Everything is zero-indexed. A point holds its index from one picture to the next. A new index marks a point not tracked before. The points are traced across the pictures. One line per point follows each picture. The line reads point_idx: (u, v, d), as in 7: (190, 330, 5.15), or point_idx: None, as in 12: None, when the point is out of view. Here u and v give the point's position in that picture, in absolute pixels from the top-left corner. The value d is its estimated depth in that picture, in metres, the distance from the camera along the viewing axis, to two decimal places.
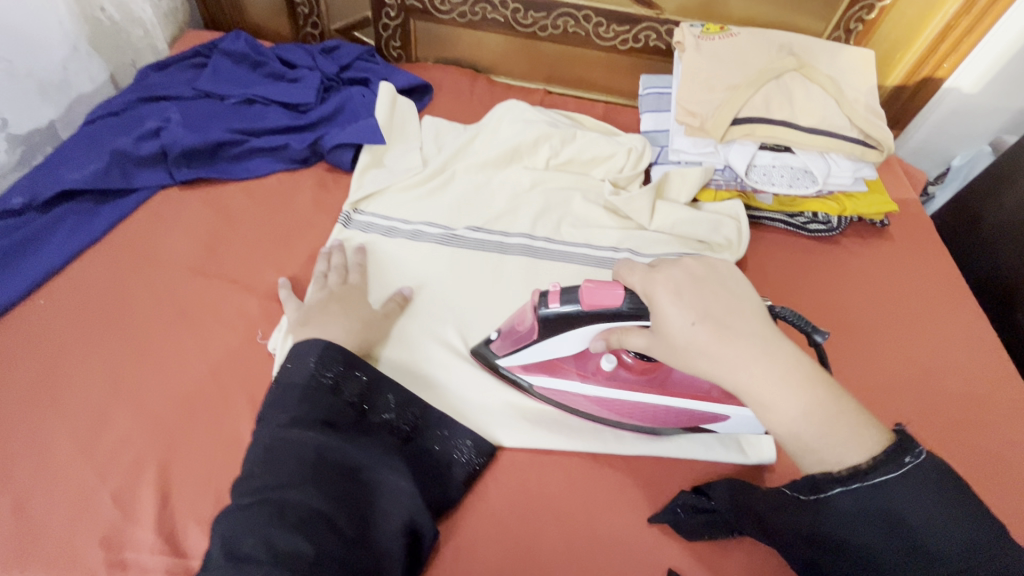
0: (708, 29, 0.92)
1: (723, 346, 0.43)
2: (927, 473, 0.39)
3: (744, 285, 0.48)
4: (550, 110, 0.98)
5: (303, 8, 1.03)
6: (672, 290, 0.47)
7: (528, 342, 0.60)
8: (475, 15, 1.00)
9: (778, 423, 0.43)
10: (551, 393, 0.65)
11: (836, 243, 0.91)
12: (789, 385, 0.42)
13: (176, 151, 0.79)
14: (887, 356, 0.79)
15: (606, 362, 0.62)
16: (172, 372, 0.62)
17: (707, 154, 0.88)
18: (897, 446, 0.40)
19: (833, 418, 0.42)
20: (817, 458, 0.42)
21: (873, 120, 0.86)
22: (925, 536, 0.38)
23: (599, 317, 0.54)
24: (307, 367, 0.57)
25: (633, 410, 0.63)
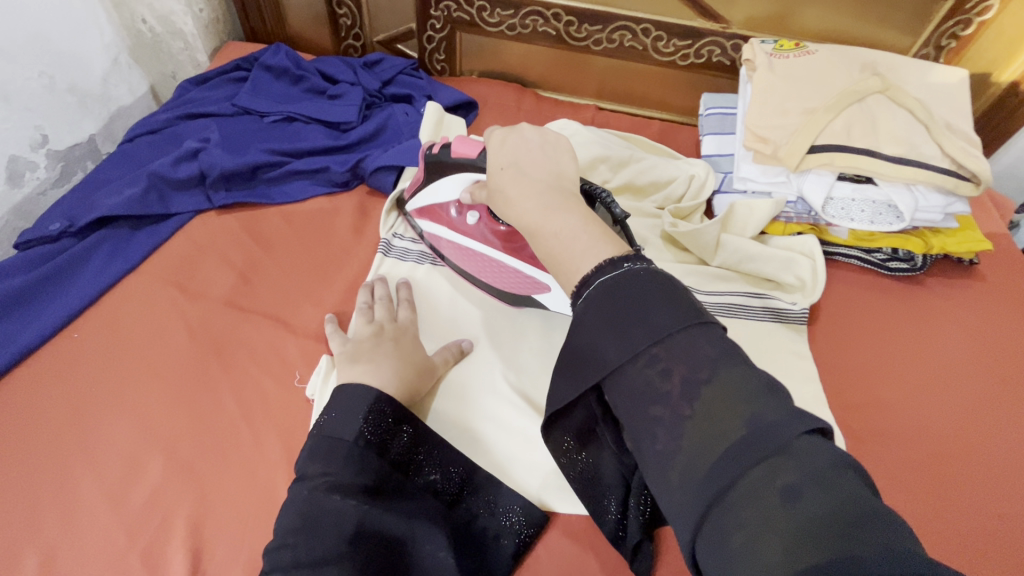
0: (782, 45, 0.84)
1: (515, 183, 0.47)
2: (677, 289, 0.36)
3: (569, 158, 0.50)
4: (602, 129, 0.92)
5: (346, 20, 0.99)
6: (502, 141, 0.51)
7: (420, 185, 0.69)
8: (526, 28, 0.95)
9: (555, 247, 0.42)
10: (438, 234, 0.72)
11: (919, 282, 0.83)
12: (556, 212, 0.44)
13: (215, 173, 0.75)
14: (982, 413, 0.71)
15: (469, 216, 0.67)
16: (205, 418, 0.59)
17: (777, 183, 0.80)
18: (622, 256, 0.39)
19: (608, 237, 0.42)
20: (570, 271, 0.41)
21: (968, 149, 0.77)
22: (639, 338, 0.35)
23: (463, 165, 0.61)
24: (355, 422, 0.51)
25: (502, 277, 0.68)
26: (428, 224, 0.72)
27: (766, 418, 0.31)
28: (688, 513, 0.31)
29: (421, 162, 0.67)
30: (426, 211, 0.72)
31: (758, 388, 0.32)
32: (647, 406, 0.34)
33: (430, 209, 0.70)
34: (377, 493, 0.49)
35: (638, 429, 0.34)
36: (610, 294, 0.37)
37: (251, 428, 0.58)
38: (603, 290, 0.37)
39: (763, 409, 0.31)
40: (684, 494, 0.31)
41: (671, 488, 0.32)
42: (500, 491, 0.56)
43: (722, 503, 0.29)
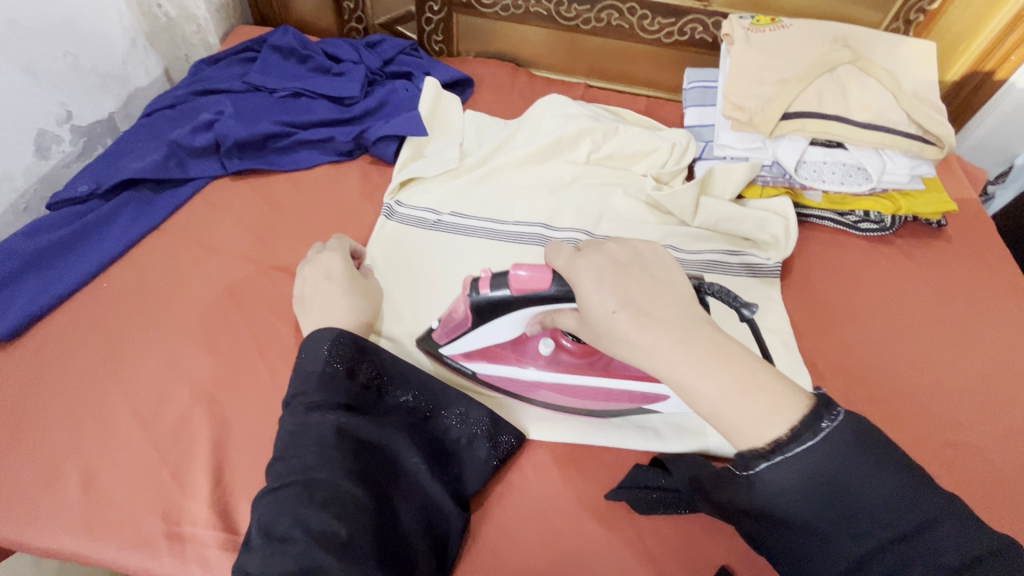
0: (758, 20, 0.89)
1: (644, 334, 0.40)
2: (841, 424, 0.37)
3: (677, 272, 0.45)
4: (591, 104, 0.98)
5: (348, 3, 1.05)
6: (593, 276, 0.44)
7: (465, 332, 0.62)
8: (518, 8, 1.00)
9: (729, 419, 0.39)
10: (503, 380, 0.67)
11: (889, 243, 0.88)
12: (710, 367, 0.39)
13: (229, 142, 0.81)
14: (942, 358, 0.76)
15: (542, 346, 0.65)
16: (225, 356, 0.65)
17: (754, 149, 0.85)
18: (812, 412, 0.38)
19: (775, 406, 0.38)
20: (742, 434, 0.39)
21: (933, 115, 0.82)
22: (817, 477, 0.37)
23: (532, 300, 0.54)
24: (320, 354, 0.58)
25: (609, 398, 0.66)
26: (482, 367, 0.67)
27: (903, 496, 0.36)
28: None
29: (460, 307, 0.60)
30: (474, 351, 0.66)
31: (893, 466, 0.37)
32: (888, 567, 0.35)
33: (485, 351, 0.66)
34: (351, 411, 0.56)
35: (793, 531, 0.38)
36: (806, 469, 0.37)
37: (267, 364, 0.65)
38: (798, 465, 0.37)
39: (903, 489, 0.37)
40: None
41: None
42: (466, 407, 0.62)
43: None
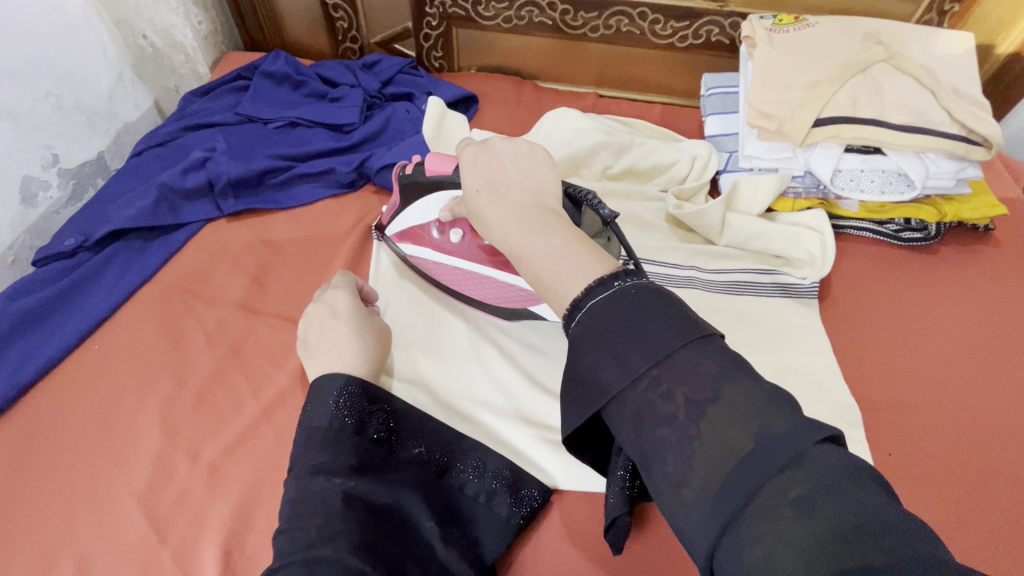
0: (781, 19, 0.83)
1: (491, 205, 0.42)
2: (672, 300, 0.34)
3: (551, 169, 0.45)
4: (603, 116, 0.92)
5: (342, 23, 1.00)
6: (483, 159, 0.45)
7: (396, 208, 0.70)
8: (521, 19, 0.95)
9: (543, 268, 0.38)
10: (424, 263, 0.71)
11: (934, 251, 0.82)
12: (539, 230, 0.39)
13: (223, 181, 0.76)
14: (1006, 378, 0.70)
15: (452, 235, 0.66)
16: (229, 421, 0.60)
17: (783, 159, 0.80)
18: (612, 273, 0.36)
19: (593, 262, 0.37)
20: (557, 295, 0.37)
21: (978, 113, 0.76)
22: (634, 353, 0.32)
23: (438, 183, 0.63)
24: (326, 407, 0.53)
25: (504, 292, 0.66)
26: (411, 248, 0.71)
27: (771, 429, 0.29)
28: (705, 531, 0.29)
29: (395, 184, 0.69)
30: (407, 235, 0.71)
31: (766, 400, 0.30)
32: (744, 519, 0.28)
33: (411, 233, 0.70)
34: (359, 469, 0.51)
35: (647, 449, 0.32)
36: (611, 317, 0.34)
37: (274, 426, 0.60)
38: (596, 315, 0.34)
39: (771, 421, 0.29)
40: (696, 515, 0.29)
41: (685, 506, 0.30)
42: (482, 457, 0.57)
43: (744, 520, 0.28)
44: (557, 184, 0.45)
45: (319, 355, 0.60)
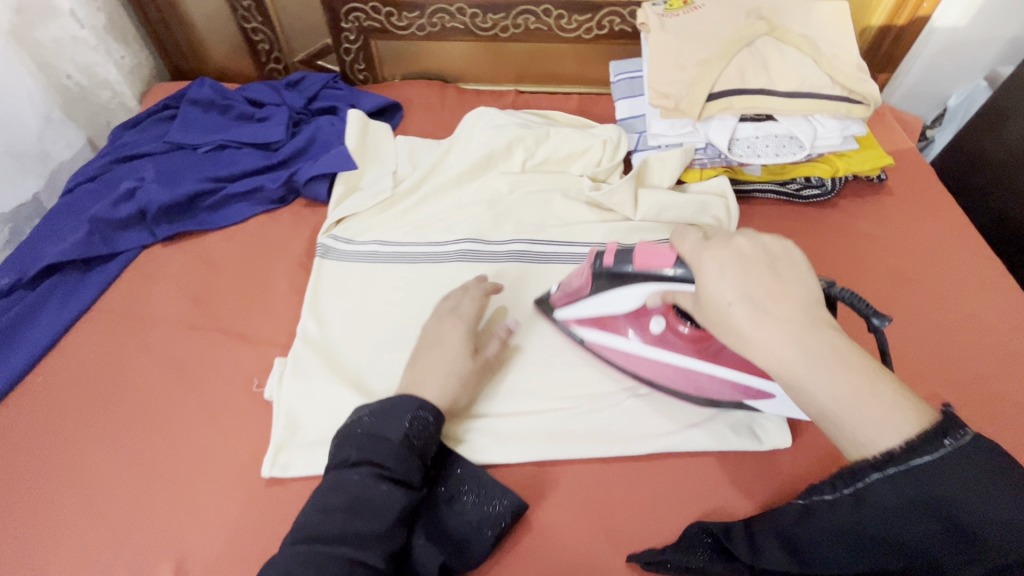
0: (671, 5, 0.89)
1: (760, 326, 0.41)
2: (952, 462, 0.36)
3: (807, 274, 0.44)
4: (521, 111, 0.97)
5: (263, 45, 1.03)
6: (716, 267, 0.44)
7: (586, 296, 0.65)
8: (434, 26, 0.98)
9: (839, 432, 0.40)
10: (611, 353, 0.67)
11: (833, 206, 0.88)
12: (837, 373, 0.40)
13: (154, 208, 0.79)
14: (900, 315, 0.76)
15: (654, 324, 0.64)
16: (172, 434, 0.62)
17: (686, 134, 0.85)
18: (938, 428, 0.38)
19: (902, 418, 0.39)
20: (857, 445, 0.40)
21: (856, 75, 0.82)
22: (907, 531, 0.37)
23: (644, 276, 0.57)
24: (400, 423, 0.55)
25: (703, 382, 0.64)
26: (592, 334, 0.67)
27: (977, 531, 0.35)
28: None
29: (585, 270, 0.64)
30: (590, 320, 0.67)
31: (975, 483, 0.36)
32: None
33: (597, 319, 0.67)
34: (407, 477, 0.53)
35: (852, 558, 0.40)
36: (891, 505, 0.38)
37: (219, 434, 0.62)
38: (887, 503, 0.38)
39: (968, 514, 0.36)
40: None
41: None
42: (481, 483, 0.58)
43: None
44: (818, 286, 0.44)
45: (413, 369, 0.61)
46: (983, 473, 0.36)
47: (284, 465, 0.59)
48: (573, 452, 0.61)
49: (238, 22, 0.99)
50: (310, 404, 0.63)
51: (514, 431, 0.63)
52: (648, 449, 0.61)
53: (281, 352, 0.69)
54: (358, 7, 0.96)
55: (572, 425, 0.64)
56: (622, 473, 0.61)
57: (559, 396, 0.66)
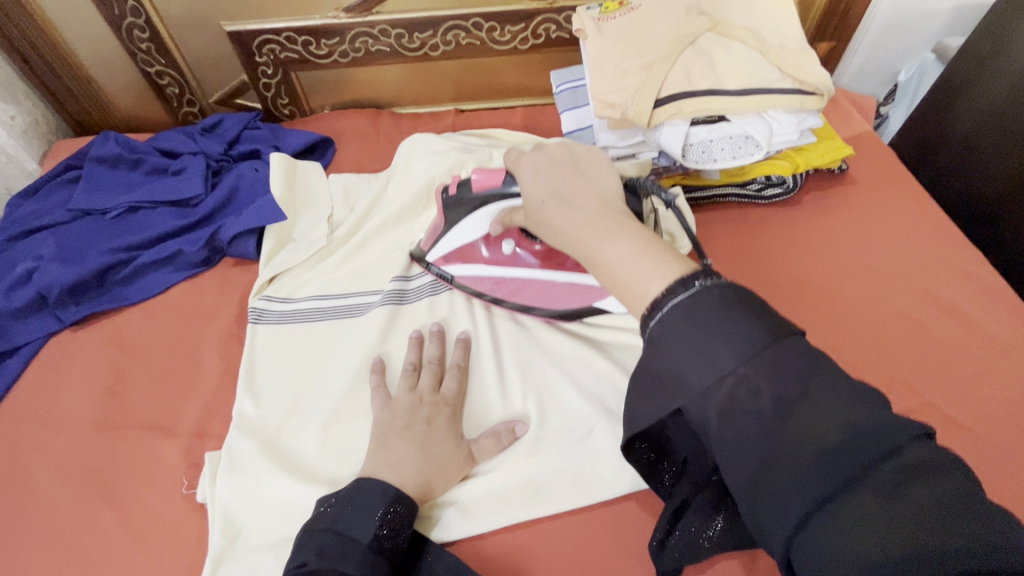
0: (607, 7, 0.83)
1: (562, 214, 0.46)
2: (724, 315, 0.35)
3: (605, 173, 0.49)
4: (462, 133, 0.90)
5: (172, 89, 0.94)
6: (534, 167, 0.51)
7: (444, 228, 0.70)
8: (358, 51, 0.91)
9: (621, 270, 0.41)
10: (476, 281, 0.72)
11: (796, 203, 0.85)
12: (609, 236, 0.43)
13: (54, 292, 0.70)
14: (878, 313, 0.73)
15: (504, 246, 0.70)
16: (91, 558, 0.55)
17: (638, 144, 0.80)
18: (691, 273, 0.38)
19: (665, 263, 0.40)
20: (635, 297, 0.40)
21: (806, 65, 0.78)
22: (717, 360, 0.34)
23: (486, 198, 0.63)
24: (371, 517, 0.49)
25: (568, 296, 0.69)
26: (460, 269, 0.72)
27: (862, 419, 0.31)
28: (784, 520, 0.32)
29: (439, 207, 0.71)
30: (454, 256, 0.72)
31: (847, 390, 0.33)
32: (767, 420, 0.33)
33: (460, 253, 0.71)
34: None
35: (724, 442, 0.34)
36: (688, 318, 0.36)
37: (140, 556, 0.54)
38: (679, 314, 0.36)
39: (860, 412, 0.32)
40: (784, 518, 0.32)
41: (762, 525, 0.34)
42: (459, 575, 0.52)
43: (837, 499, 0.30)
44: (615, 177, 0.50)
45: (382, 447, 0.55)
46: (740, 307, 0.35)
47: None
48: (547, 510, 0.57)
49: (140, 66, 0.90)
50: (251, 503, 0.56)
51: (484, 495, 0.57)
52: None
53: (215, 443, 0.61)
54: (270, 39, 0.87)
55: (543, 474, 0.59)
56: (600, 535, 0.56)
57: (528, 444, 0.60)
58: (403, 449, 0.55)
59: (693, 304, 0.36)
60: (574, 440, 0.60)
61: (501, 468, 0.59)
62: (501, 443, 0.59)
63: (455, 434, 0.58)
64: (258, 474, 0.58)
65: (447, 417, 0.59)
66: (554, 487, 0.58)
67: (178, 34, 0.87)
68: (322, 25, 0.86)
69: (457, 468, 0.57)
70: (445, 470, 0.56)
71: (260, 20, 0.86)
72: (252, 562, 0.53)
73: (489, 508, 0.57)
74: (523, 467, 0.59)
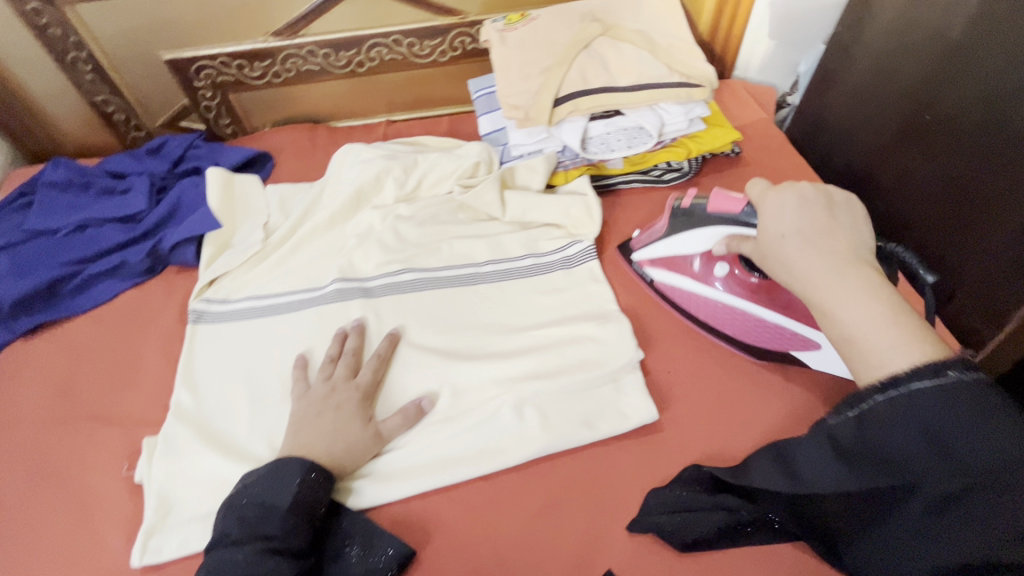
0: (511, 19, 0.92)
1: (806, 252, 0.50)
2: (971, 402, 0.38)
3: (862, 226, 0.53)
4: (392, 141, 0.97)
5: (119, 116, 1.00)
6: (778, 206, 0.54)
7: (660, 237, 0.75)
8: (290, 71, 0.98)
9: (863, 336, 0.45)
10: (671, 292, 0.76)
11: (696, 186, 0.92)
12: (852, 294, 0.46)
13: (5, 304, 0.76)
14: None
15: (718, 270, 0.70)
16: (38, 536, 0.60)
17: (543, 140, 0.88)
18: (945, 361, 0.41)
19: (907, 345, 0.43)
20: (864, 363, 0.44)
21: (690, 61, 0.87)
22: (938, 459, 0.39)
23: (715, 219, 0.68)
24: (286, 488, 0.55)
25: (760, 333, 0.69)
26: (662, 274, 0.76)
27: (1015, 480, 0.36)
28: None
29: (665, 214, 0.75)
30: (661, 261, 0.76)
31: (992, 436, 0.37)
32: (964, 516, 0.37)
33: (670, 261, 0.75)
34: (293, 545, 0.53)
35: (921, 537, 0.39)
36: (941, 400, 0.39)
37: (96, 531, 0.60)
38: (933, 396, 0.39)
39: (1017, 473, 0.36)
40: None
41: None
42: (369, 535, 0.58)
43: None
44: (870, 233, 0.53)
45: (298, 428, 0.62)
46: (979, 409, 0.38)
47: (157, 549, 0.58)
48: (454, 476, 0.62)
49: (86, 96, 0.97)
50: (184, 479, 0.62)
51: (392, 466, 0.63)
52: (523, 456, 0.63)
53: (155, 429, 0.67)
54: (206, 64, 0.95)
55: (450, 446, 0.64)
56: (501, 487, 0.63)
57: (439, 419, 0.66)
58: (317, 428, 0.62)
59: (938, 390, 0.40)
60: (484, 420, 0.66)
61: (409, 443, 0.65)
62: (408, 420, 0.65)
63: (364, 416, 0.64)
64: (191, 453, 0.64)
65: (356, 403, 0.65)
66: (459, 453, 0.64)
67: (119, 64, 0.94)
68: (254, 49, 0.94)
69: (363, 449, 0.62)
70: (355, 447, 0.62)
71: (195, 48, 0.93)
72: (185, 525, 0.59)
73: (396, 479, 0.62)
74: (431, 440, 0.65)
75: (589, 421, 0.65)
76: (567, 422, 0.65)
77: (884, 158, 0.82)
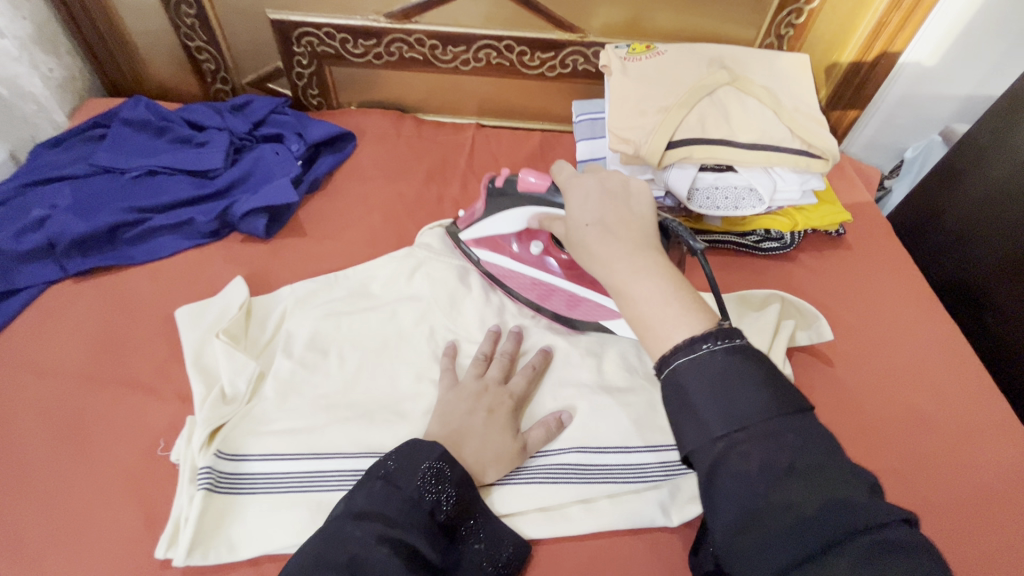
0: (634, 49, 0.88)
1: (604, 243, 0.48)
2: (756, 374, 0.39)
3: (641, 204, 0.51)
4: (442, 225, 0.81)
5: (209, 65, 0.97)
6: (581, 195, 0.53)
7: (480, 217, 0.74)
8: (392, 55, 0.95)
9: (650, 322, 0.44)
10: (500, 272, 0.75)
11: (792, 259, 0.88)
12: (642, 278, 0.46)
13: (64, 241, 0.72)
14: (869, 394, 0.73)
15: (532, 247, 0.73)
16: (57, 508, 0.55)
17: (645, 181, 0.83)
18: (704, 334, 0.41)
19: (684, 322, 0.43)
20: (655, 343, 0.43)
21: (817, 130, 0.81)
22: (714, 421, 0.38)
23: (527, 198, 0.68)
24: (417, 470, 0.50)
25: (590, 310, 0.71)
26: (489, 255, 0.76)
27: (847, 503, 0.34)
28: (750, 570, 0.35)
29: (482, 194, 0.74)
30: (484, 242, 0.76)
31: (779, 410, 0.38)
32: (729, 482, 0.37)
33: (491, 241, 0.75)
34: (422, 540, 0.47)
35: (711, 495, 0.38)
36: (716, 377, 0.39)
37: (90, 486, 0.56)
38: (704, 375, 0.40)
39: (804, 464, 0.36)
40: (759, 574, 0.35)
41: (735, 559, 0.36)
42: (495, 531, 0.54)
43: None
44: (642, 205, 0.51)
45: None
46: (736, 375, 0.39)
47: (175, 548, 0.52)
48: (570, 530, 0.57)
49: (181, 40, 0.93)
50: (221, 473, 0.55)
51: None
52: (590, 527, 0.57)
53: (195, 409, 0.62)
54: (310, 31, 0.92)
55: (559, 494, 0.58)
56: (554, 558, 0.57)
57: (552, 467, 0.60)
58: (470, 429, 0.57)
59: (720, 369, 0.40)
60: (566, 478, 0.59)
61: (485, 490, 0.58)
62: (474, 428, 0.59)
63: (511, 428, 0.59)
64: (235, 455, 0.57)
65: (509, 412, 0.60)
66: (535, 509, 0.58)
67: (222, 14, 0.91)
68: (362, 26, 0.90)
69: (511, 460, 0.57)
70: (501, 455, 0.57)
71: (302, 14, 0.89)
72: (231, 506, 0.54)
73: None
74: (508, 489, 0.58)
75: (666, 505, 0.58)
76: (640, 500, 0.59)
77: (995, 281, 0.80)
